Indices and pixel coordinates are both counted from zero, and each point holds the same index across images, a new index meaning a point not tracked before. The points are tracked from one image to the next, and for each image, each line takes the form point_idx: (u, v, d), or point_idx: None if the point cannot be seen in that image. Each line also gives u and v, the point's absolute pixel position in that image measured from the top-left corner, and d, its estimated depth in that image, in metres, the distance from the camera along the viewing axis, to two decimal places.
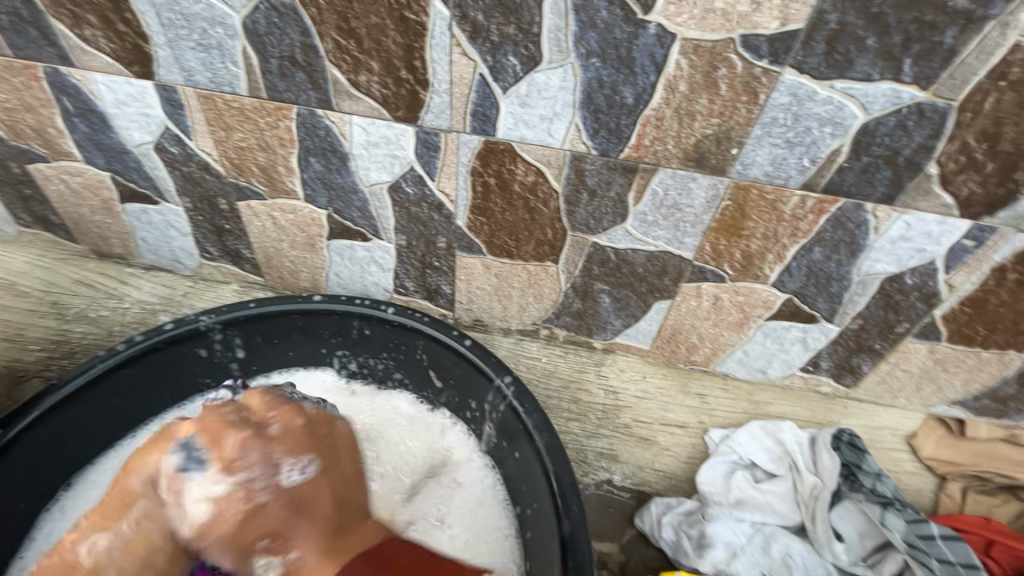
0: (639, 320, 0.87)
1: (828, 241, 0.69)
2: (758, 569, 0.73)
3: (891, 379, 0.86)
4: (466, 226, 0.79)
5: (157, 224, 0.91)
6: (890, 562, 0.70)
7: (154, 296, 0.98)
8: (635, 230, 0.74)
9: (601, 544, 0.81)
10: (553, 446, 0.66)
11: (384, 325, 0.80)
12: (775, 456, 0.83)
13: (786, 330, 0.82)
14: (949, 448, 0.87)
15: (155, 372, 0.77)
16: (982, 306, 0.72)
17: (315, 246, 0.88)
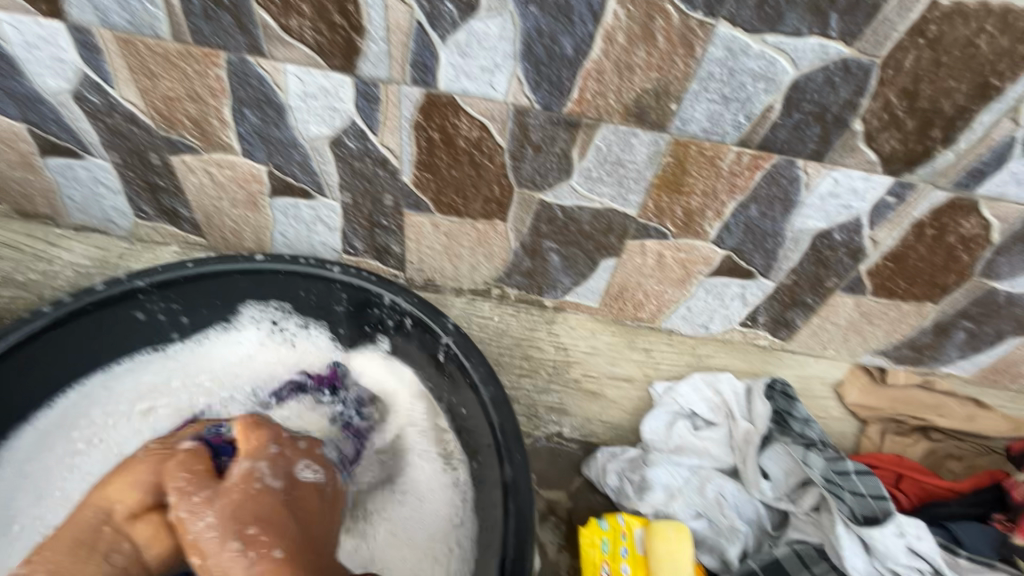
0: (588, 278, 0.89)
1: (763, 198, 0.72)
2: (694, 508, 0.79)
3: (822, 332, 0.91)
4: (412, 183, 0.78)
5: (85, 181, 0.86)
6: (809, 496, 0.75)
7: (87, 258, 0.93)
8: (580, 187, 0.74)
9: (550, 493, 0.84)
10: (498, 398, 0.68)
11: (331, 285, 0.80)
12: (714, 405, 0.88)
13: (726, 286, 0.86)
14: (872, 394, 0.94)
15: (89, 332, 0.74)
16: (903, 260, 0.77)
17: (257, 204, 0.85)
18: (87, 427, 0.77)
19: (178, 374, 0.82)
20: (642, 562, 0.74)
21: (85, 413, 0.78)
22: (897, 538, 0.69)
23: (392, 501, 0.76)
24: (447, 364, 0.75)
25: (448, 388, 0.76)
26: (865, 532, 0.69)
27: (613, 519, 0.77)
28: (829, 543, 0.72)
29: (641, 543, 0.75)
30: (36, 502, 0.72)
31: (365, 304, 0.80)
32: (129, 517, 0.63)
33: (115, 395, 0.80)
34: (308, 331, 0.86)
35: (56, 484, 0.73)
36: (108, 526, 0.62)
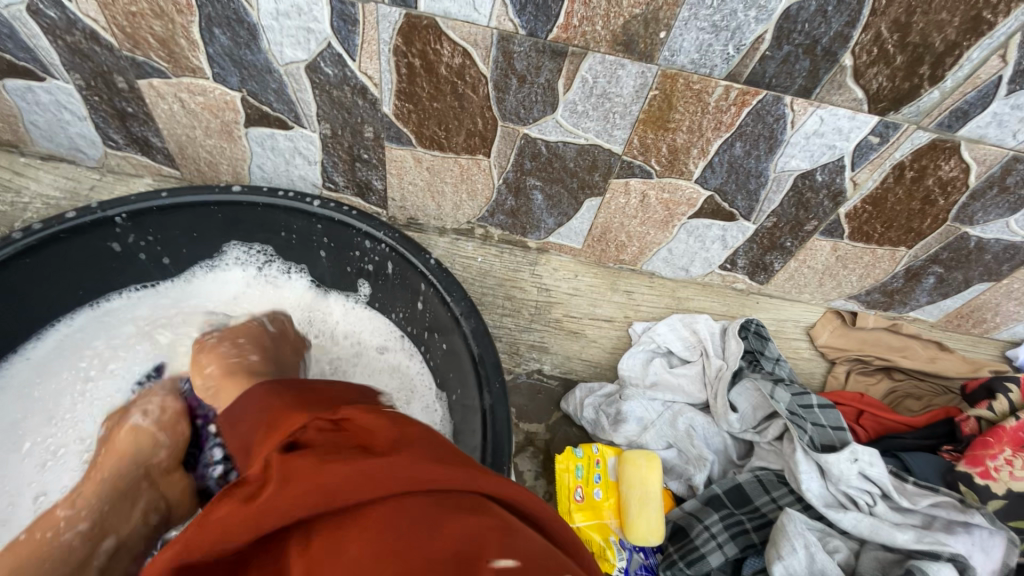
0: (572, 219, 0.89)
1: (748, 136, 0.71)
2: (665, 439, 0.83)
3: (799, 276, 0.93)
4: (393, 113, 0.75)
5: (48, 106, 0.82)
6: (773, 427, 0.79)
7: (56, 188, 0.90)
8: (565, 121, 0.73)
9: (529, 425, 0.88)
10: (478, 330, 0.69)
11: (310, 218, 0.78)
12: (689, 343, 0.91)
13: (708, 228, 0.86)
14: (841, 337, 0.98)
15: (62, 261, 0.73)
16: (881, 203, 0.78)
17: (233, 135, 0.82)
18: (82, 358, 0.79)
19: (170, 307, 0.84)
20: (613, 488, 0.79)
21: (84, 344, 0.80)
22: (850, 463, 0.73)
23: None
24: (429, 300, 0.75)
25: (429, 325, 0.77)
26: (822, 457, 0.74)
27: (588, 448, 0.82)
28: (788, 469, 0.76)
29: (613, 470, 0.80)
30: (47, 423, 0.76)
31: (346, 240, 0.80)
32: (165, 471, 0.69)
33: (110, 326, 0.82)
34: (292, 278, 0.87)
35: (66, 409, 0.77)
36: (147, 480, 0.67)
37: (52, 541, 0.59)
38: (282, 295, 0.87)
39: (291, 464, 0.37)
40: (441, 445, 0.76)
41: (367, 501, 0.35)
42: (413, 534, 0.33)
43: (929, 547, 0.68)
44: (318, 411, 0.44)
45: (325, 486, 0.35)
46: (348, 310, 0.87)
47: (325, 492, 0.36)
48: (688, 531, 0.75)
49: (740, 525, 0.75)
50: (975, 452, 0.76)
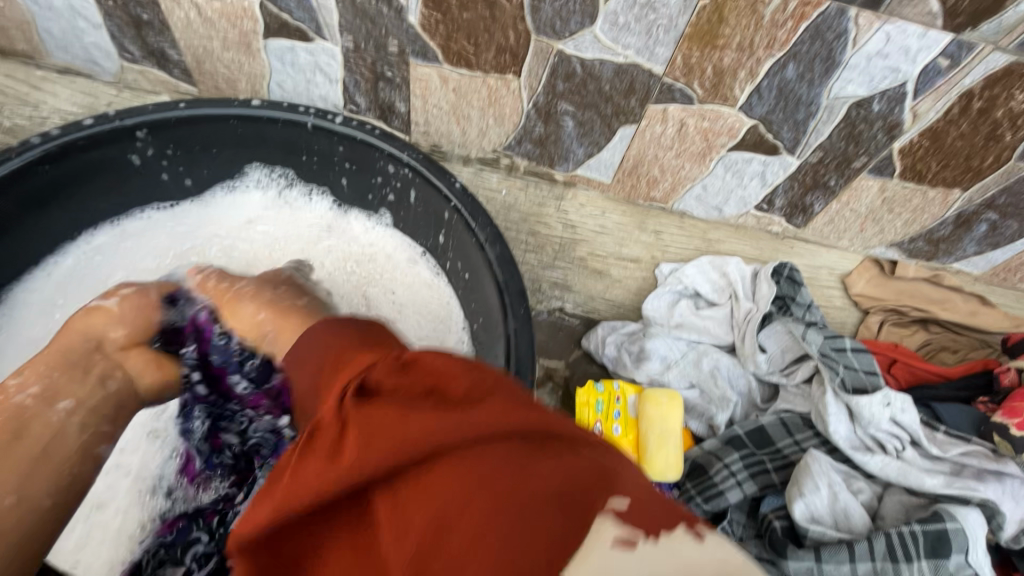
0: (603, 149, 0.85)
1: (802, 56, 0.65)
2: (688, 379, 0.81)
3: (839, 219, 0.89)
4: (420, 25, 0.71)
5: (61, 11, 0.78)
6: (802, 369, 0.78)
7: (74, 104, 0.88)
8: (604, 35, 0.67)
9: (549, 361, 0.87)
10: (504, 256, 0.67)
11: (331, 137, 0.75)
12: (718, 286, 0.88)
13: (748, 163, 0.82)
14: (878, 286, 0.93)
15: (84, 171, 0.71)
16: (940, 139, 0.72)
17: (251, 47, 0.78)
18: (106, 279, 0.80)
19: (197, 232, 0.83)
20: (632, 425, 0.78)
21: (106, 266, 0.80)
22: (882, 407, 0.72)
23: None
24: (454, 225, 0.73)
25: (454, 252, 0.75)
26: (853, 400, 0.72)
27: (609, 385, 0.80)
28: (816, 411, 0.75)
29: (633, 408, 0.79)
30: None
31: (368, 162, 0.77)
32: (120, 347, 0.69)
33: (131, 249, 0.81)
34: (313, 201, 0.85)
35: None
36: (99, 353, 0.67)
37: (27, 429, 0.58)
38: (303, 217, 0.85)
39: (375, 369, 0.42)
40: None
41: (453, 387, 0.38)
42: (497, 423, 0.35)
43: (958, 493, 0.67)
44: (387, 341, 0.48)
45: (417, 378, 0.39)
46: (370, 232, 0.85)
47: (414, 388, 0.39)
48: (708, 469, 0.75)
49: (760, 465, 0.74)
50: (1012, 403, 0.72)
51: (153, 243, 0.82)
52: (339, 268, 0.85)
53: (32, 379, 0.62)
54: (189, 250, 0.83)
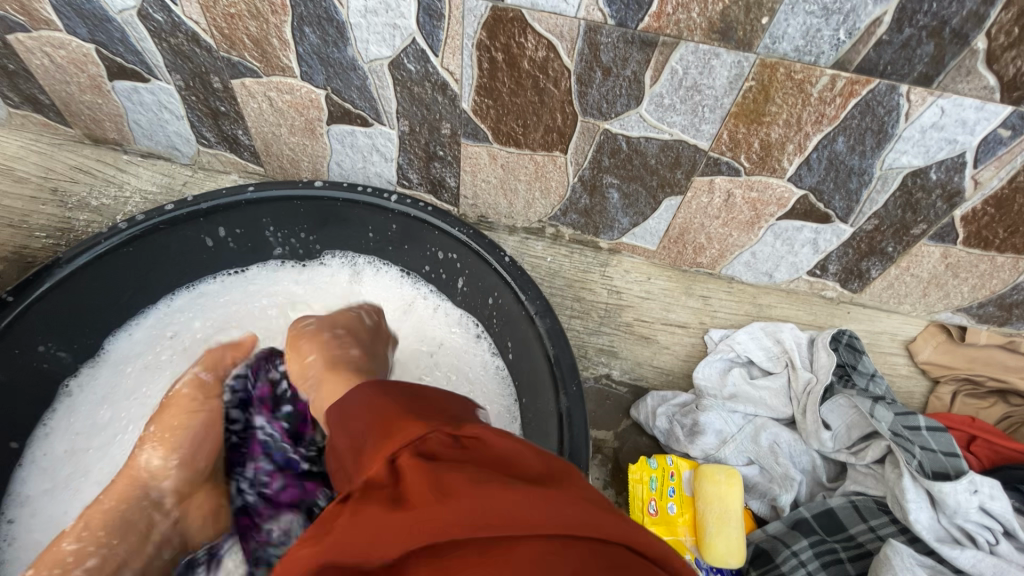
0: (648, 219, 0.86)
1: (853, 130, 0.65)
2: (746, 455, 0.78)
3: (899, 284, 0.85)
4: (471, 109, 0.75)
5: (150, 105, 0.87)
6: (873, 449, 0.73)
7: (154, 185, 0.96)
8: (650, 115, 0.69)
9: (597, 432, 0.84)
10: (554, 330, 0.67)
11: (386, 214, 0.79)
12: (773, 355, 0.85)
13: (799, 230, 0.81)
14: (947, 353, 0.89)
15: (160, 250, 0.77)
16: (1006, 206, 0.69)
17: (315, 132, 0.85)
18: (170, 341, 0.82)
19: (258, 296, 0.86)
20: (688, 503, 0.74)
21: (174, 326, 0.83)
22: (969, 494, 0.66)
23: None
24: (502, 297, 0.73)
25: (500, 325, 0.76)
26: (935, 486, 0.67)
27: (662, 460, 0.77)
28: (892, 496, 0.70)
29: (688, 485, 0.75)
30: (126, 398, 0.78)
31: (419, 234, 0.79)
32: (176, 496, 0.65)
33: (205, 313, 0.84)
34: (381, 271, 0.87)
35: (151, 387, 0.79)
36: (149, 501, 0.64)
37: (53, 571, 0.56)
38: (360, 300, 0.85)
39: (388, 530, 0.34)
40: None
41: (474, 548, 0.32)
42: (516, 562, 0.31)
43: None
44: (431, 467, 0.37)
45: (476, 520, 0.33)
46: (439, 306, 0.85)
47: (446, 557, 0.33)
48: (774, 556, 0.70)
49: (833, 554, 0.69)
50: None
51: (223, 303, 0.85)
52: (396, 340, 0.84)
53: (87, 547, 0.59)
54: (255, 314, 0.85)
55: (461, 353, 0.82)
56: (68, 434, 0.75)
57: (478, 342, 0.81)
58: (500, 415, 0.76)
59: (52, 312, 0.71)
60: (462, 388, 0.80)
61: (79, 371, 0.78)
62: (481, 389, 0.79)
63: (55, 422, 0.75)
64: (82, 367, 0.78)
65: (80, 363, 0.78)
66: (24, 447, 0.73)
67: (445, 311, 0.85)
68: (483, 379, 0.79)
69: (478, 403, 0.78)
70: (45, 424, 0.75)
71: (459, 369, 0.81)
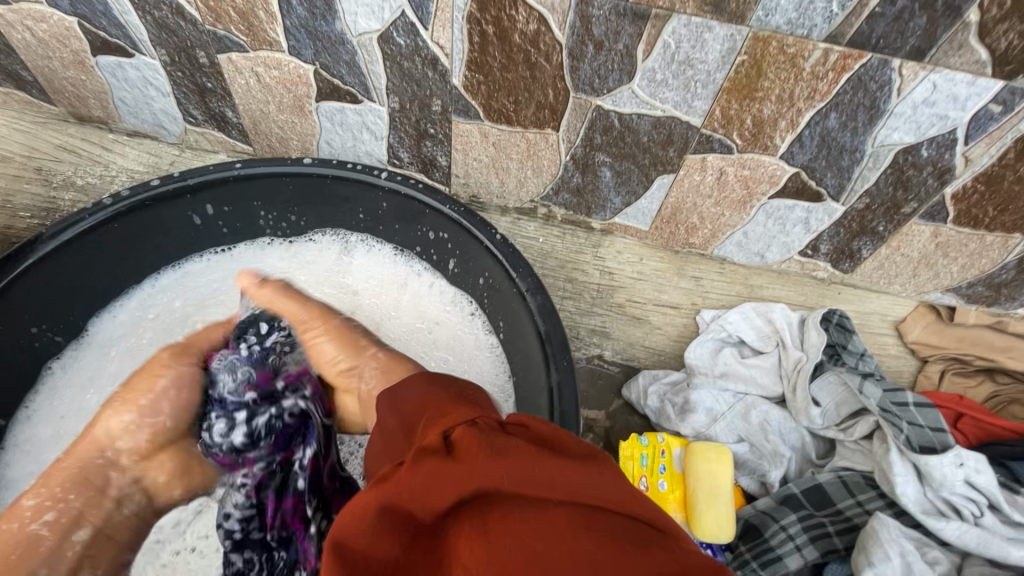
0: (640, 198, 0.85)
1: (845, 106, 0.64)
2: (736, 433, 0.78)
3: (889, 264, 0.86)
4: (462, 85, 0.74)
5: (135, 82, 0.86)
6: (861, 425, 0.73)
7: (140, 164, 0.95)
8: (642, 91, 0.69)
9: (589, 411, 0.85)
10: (545, 307, 0.67)
11: (376, 192, 0.78)
12: (764, 334, 0.85)
13: (790, 209, 0.81)
14: (935, 333, 0.89)
15: (146, 227, 0.76)
16: (996, 184, 0.69)
17: (304, 110, 0.83)
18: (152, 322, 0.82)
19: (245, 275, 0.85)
20: (678, 480, 0.75)
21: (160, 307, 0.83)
22: (955, 467, 0.67)
23: None
24: (494, 274, 0.73)
25: (492, 304, 0.76)
26: (921, 460, 0.68)
27: (653, 437, 0.78)
28: (879, 470, 0.71)
29: (679, 462, 0.76)
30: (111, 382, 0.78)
31: (411, 212, 0.79)
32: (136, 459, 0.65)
33: (189, 291, 0.84)
34: (373, 249, 0.87)
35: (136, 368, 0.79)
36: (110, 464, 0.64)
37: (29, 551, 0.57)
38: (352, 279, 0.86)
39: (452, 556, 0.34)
40: None
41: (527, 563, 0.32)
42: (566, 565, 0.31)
43: None
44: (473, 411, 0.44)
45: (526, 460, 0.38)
46: (432, 286, 0.84)
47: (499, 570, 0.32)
48: (763, 531, 0.70)
49: (821, 528, 0.69)
50: None
51: (207, 281, 0.85)
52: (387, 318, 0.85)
53: (45, 505, 0.59)
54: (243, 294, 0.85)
55: (452, 331, 0.82)
56: (52, 416, 0.75)
57: (470, 320, 0.81)
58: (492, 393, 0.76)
59: (35, 290, 0.69)
60: (452, 367, 0.80)
61: (62, 353, 0.77)
62: (474, 367, 0.79)
63: (38, 406, 0.75)
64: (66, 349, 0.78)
65: (64, 345, 0.77)
66: (7, 430, 0.73)
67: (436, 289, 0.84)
68: (476, 357, 0.79)
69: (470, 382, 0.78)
70: (28, 407, 0.74)
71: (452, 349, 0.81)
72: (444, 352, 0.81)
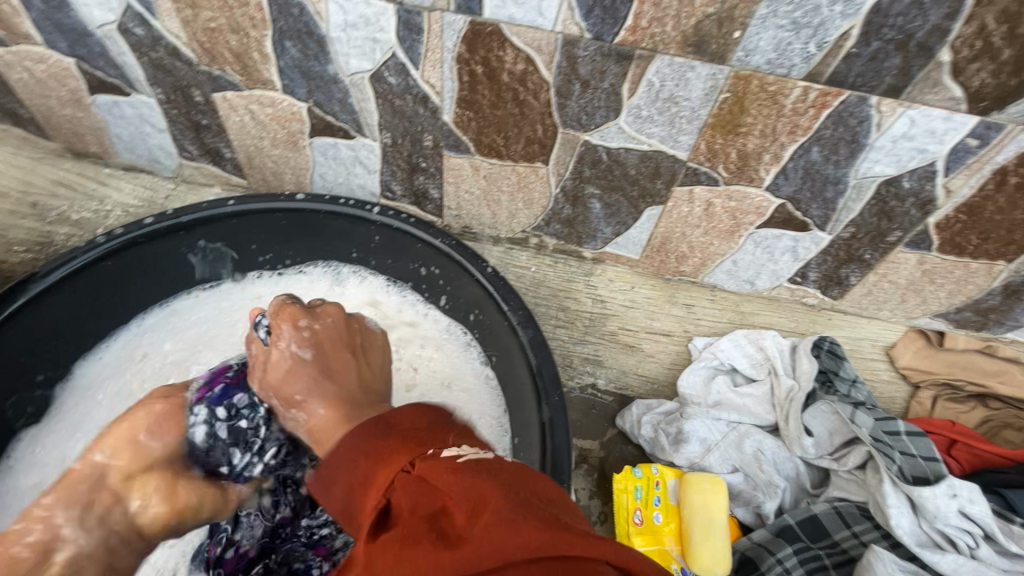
0: (630, 228, 0.86)
1: (827, 140, 0.66)
2: (731, 463, 0.78)
3: (877, 291, 0.87)
4: (453, 121, 0.75)
5: (131, 119, 0.87)
6: (854, 455, 0.73)
7: (136, 198, 0.96)
8: (628, 126, 0.70)
9: (582, 441, 0.84)
10: (536, 340, 0.67)
11: (368, 226, 0.79)
12: (756, 362, 0.85)
13: (778, 238, 0.82)
14: (926, 358, 0.90)
15: (138, 265, 0.77)
16: (978, 213, 0.70)
17: (298, 145, 0.85)
18: (139, 364, 0.79)
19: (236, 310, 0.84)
20: (674, 511, 0.74)
21: (142, 349, 0.80)
22: (948, 498, 0.67)
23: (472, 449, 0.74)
24: (486, 308, 0.74)
25: (484, 337, 0.76)
26: (915, 491, 0.68)
27: (647, 468, 0.77)
28: (873, 501, 0.70)
29: (674, 493, 0.75)
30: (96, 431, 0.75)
31: (403, 246, 0.80)
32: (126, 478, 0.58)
33: (179, 329, 0.82)
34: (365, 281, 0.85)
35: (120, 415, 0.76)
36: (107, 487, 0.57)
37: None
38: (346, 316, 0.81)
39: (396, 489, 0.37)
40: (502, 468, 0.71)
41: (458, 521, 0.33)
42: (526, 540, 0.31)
43: None
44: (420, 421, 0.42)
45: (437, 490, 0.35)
46: (428, 318, 0.83)
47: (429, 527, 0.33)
48: (760, 564, 0.70)
49: (818, 561, 0.69)
50: None
51: (198, 317, 0.83)
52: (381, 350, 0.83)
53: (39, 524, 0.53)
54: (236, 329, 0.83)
55: (447, 365, 0.81)
56: (34, 467, 0.73)
57: (467, 354, 0.80)
58: (489, 428, 0.74)
59: (24, 331, 0.70)
60: (449, 405, 0.78)
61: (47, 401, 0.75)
62: (471, 403, 0.77)
63: (20, 455, 0.72)
64: (49, 395, 0.75)
65: (47, 390, 0.75)
66: None
67: (431, 321, 0.83)
68: (472, 392, 0.78)
69: (471, 424, 0.75)
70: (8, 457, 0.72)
71: (454, 384, 0.79)
72: (439, 389, 0.79)
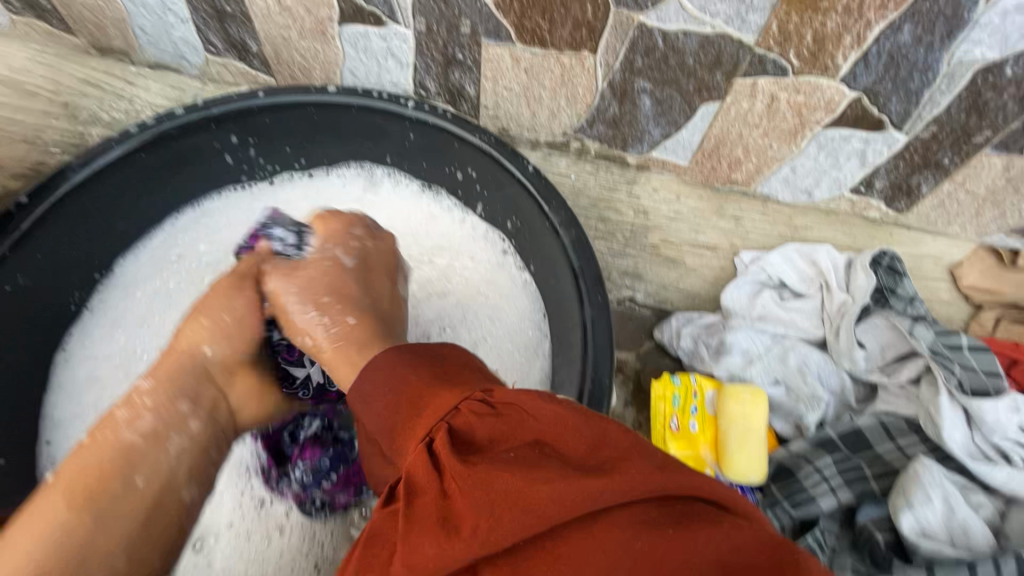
0: (681, 129, 0.80)
1: (923, 16, 0.57)
2: (773, 375, 0.76)
3: (950, 203, 0.79)
4: (494, 2, 0.68)
5: (153, 8, 0.82)
6: (910, 368, 0.71)
7: (164, 99, 0.94)
8: (691, 3, 0.62)
9: (619, 352, 0.84)
10: (580, 241, 0.64)
11: (403, 122, 0.74)
12: (806, 277, 0.80)
13: (846, 139, 0.74)
14: (994, 278, 0.84)
15: (170, 159, 0.74)
16: None
17: (326, 35, 0.79)
18: (176, 263, 0.82)
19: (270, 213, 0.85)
20: (710, 421, 0.74)
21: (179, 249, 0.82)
22: (1008, 412, 0.66)
23: (505, 352, 0.75)
24: (525, 209, 0.70)
25: (522, 241, 0.74)
26: (975, 402, 0.67)
27: (685, 378, 0.76)
28: (926, 413, 0.69)
29: (711, 404, 0.74)
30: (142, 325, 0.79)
31: (439, 143, 0.75)
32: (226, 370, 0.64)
33: (208, 228, 0.83)
34: (397, 185, 0.84)
35: (164, 310, 0.80)
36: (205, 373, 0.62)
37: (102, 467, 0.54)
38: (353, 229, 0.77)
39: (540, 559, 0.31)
40: (538, 369, 0.72)
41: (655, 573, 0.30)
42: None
43: None
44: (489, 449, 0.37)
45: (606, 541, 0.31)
46: (459, 225, 0.82)
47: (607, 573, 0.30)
48: (796, 472, 0.70)
49: (858, 471, 0.69)
50: None
51: (230, 218, 0.84)
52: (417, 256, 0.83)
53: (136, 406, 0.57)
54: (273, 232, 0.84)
55: (481, 272, 0.80)
56: (90, 356, 0.77)
57: (501, 258, 0.79)
58: (522, 331, 0.75)
59: (65, 223, 0.70)
60: (483, 311, 0.78)
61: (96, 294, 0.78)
62: (507, 308, 0.77)
63: (74, 345, 0.76)
64: (97, 289, 0.79)
65: (96, 284, 0.78)
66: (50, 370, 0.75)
67: (465, 226, 0.82)
68: (507, 297, 0.78)
69: (504, 327, 0.77)
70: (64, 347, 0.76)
71: (489, 287, 0.79)
72: (472, 295, 0.79)
